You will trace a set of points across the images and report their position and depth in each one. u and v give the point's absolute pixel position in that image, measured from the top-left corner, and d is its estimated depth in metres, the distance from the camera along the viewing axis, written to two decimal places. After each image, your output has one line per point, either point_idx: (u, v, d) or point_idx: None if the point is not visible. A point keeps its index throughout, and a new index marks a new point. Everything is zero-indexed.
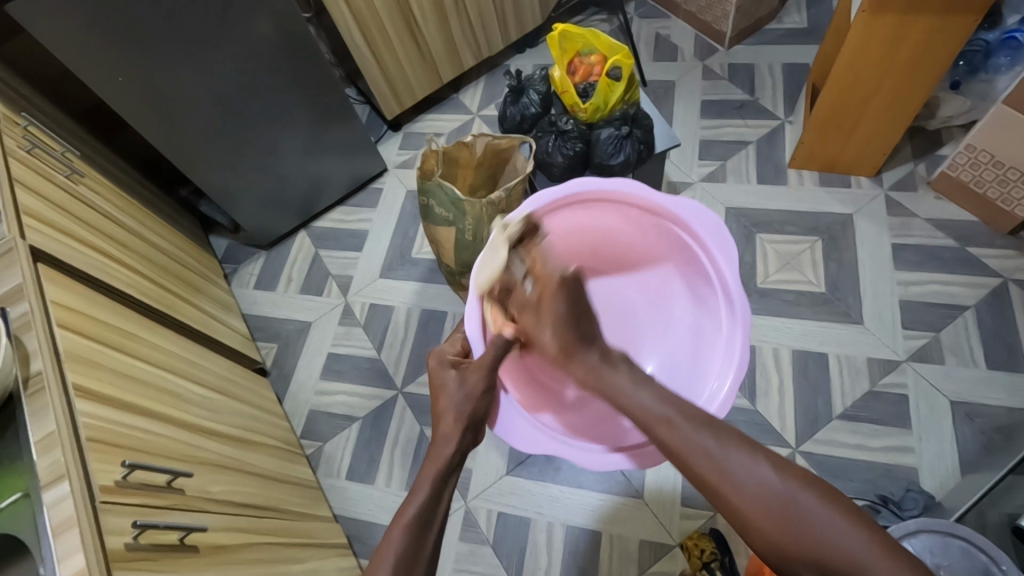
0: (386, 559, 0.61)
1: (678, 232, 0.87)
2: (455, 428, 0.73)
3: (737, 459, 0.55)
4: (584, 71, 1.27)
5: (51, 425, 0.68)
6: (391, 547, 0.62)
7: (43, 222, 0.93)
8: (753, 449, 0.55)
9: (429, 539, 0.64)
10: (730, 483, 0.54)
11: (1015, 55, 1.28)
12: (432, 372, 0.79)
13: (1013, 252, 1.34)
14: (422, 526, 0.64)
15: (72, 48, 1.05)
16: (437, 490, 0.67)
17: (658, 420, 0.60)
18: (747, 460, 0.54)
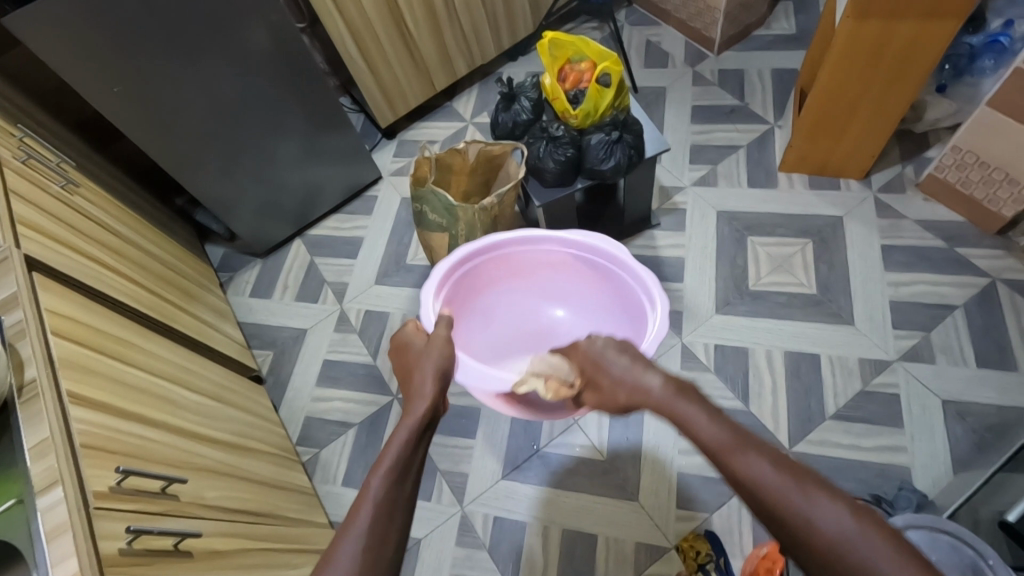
0: (367, 502, 0.61)
1: (548, 241, 1.13)
2: (427, 389, 0.77)
3: (822, 501, 0.51)
4: (574, 79, 1.29)
5: (45, 431, 0.69)
6: (373, 486, 0.63)
7: (37, 231, 0.93)
8: (799, 474, 0.54)
9: (408, 484, 0.65)
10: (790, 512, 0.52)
11: (1000, 58, 1.30)
12: (397, 348, 0.90)
13: (1001, 252, 1.35)
14: (402, 471, 0.65)
15: (68, 61, 1.07)
16: (415, 434, 0.69)
17: (749, 455, 0.56)
18: (823, 502, 0.51)
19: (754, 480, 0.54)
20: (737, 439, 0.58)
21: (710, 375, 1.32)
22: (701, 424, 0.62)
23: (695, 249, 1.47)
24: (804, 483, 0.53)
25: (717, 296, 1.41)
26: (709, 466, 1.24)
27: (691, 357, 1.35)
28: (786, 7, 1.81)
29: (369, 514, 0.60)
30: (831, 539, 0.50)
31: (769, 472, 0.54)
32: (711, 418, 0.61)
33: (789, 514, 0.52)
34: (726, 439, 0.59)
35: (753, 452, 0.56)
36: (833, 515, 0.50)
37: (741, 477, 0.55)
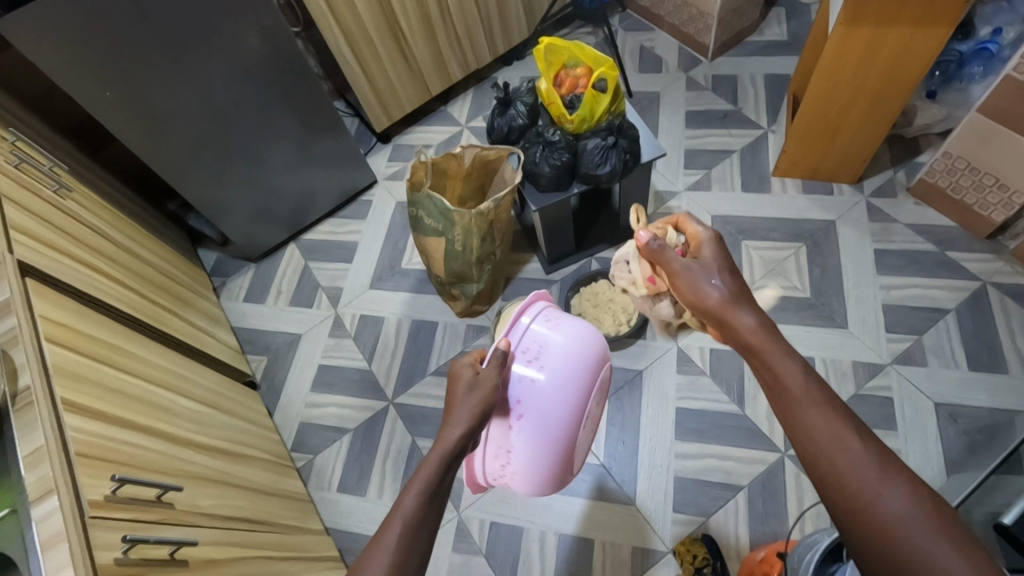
0: (396, 521, 0.63)
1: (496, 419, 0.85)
2: (472, 412, 0.71)
3: (899, 489, 0.55)
4: (570, 83, 1.29)
5: (40, 439, 0.68)
6: (391, 535, 0.62)
7: (30, 236, 0.92)
8: (886, 459, 0.57)
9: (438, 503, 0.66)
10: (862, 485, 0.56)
11: (989, 65, 1.31)
12: (450, 375, 0.75)
13: (991, 255, 1.37)
14: (435, 493, 0.66)
15: (61, 64, 1.06)
16: (440, 474, 0.67)
17: (833, 424, 0.60)
18: (897, 487, 0.55)
19: (835, 445, 0.59)
20: (831, 410, 0.61)
21: (706, 378, 1.33)
22: (794, 378, 0.64)
23: None
24: (888, 471, 0.56)
25: None
26: (706, 469, 1.24)
27: (686, 361, 1.36)
28: (778, 13, 1.82)
29: (380, 565, 0.60)
30: (897, 518, 0.54)
31: (853, 449, 0.58)
32: (806, 375, 0.64)
33: (858, 484, 0.56)
34: (815, 393, 0.63)
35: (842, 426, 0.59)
36: (902, 499, 0.54)
37: (821, 441, 0.60)
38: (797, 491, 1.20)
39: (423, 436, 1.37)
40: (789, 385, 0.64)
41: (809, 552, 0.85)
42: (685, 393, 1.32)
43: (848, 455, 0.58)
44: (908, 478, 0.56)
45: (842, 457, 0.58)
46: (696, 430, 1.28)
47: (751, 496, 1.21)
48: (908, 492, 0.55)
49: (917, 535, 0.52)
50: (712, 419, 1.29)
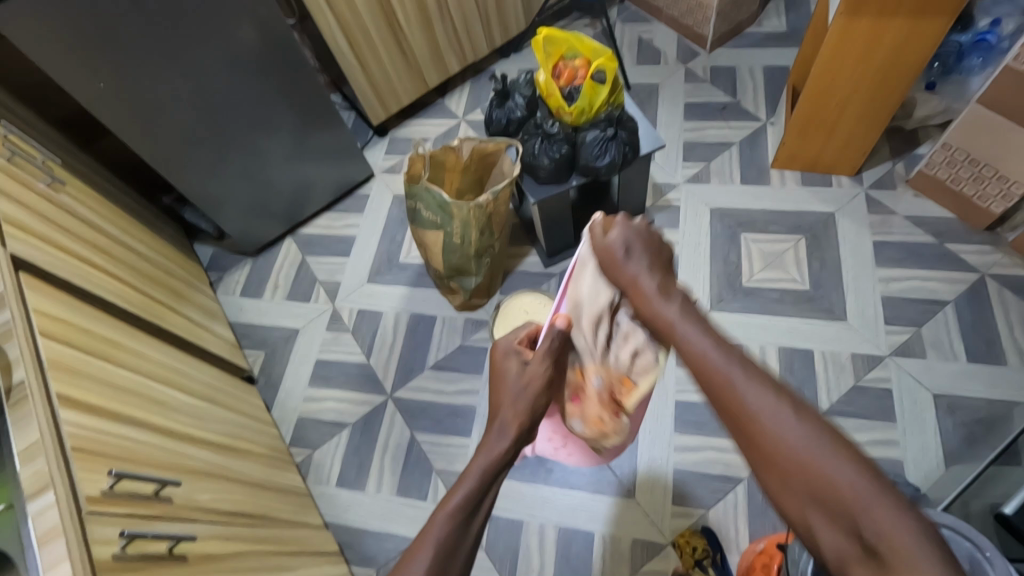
0: (427, 547, 0.60)
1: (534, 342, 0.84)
2: (513, 422, 0.72)
3: (821, 439, 0.50)
4: (568, 75, 1.27)
5: (34, 435, 0.67)
6: (437, 530, 0.61)
7: (22, 229, 0.91)
8: (802, 409, 0.53)
9: (471, 530, 0.64)
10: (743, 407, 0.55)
11: (988, 56, 1.31)
12: (496, 358, 0.79)
13: (989, 247, 1.37)
14: (467, 514, 0.64)
15: (52, 55, 1.04)
16: (486, 477, 0.67)
17: (709, 349, 0.60)
18: (794, 419, 0.52)
19: (733, 385, 0.56)
20: (745, 365, 0.57)
21: None
22: (676, 321, 0.65)
23: (687, 245, 1.48)
24: (766, 390, 0.55)
25: (710, 293, 1.41)
26: (705, 461, 1.24)
27: None
28: (777, 5, 1.81)
29: (426, 560, 0.59)
30: (797, 453, 0.50)
31: (752, 388, 0.55)
32: (720, 342, 0.60)
33: (761, 421, 0.53)
34: (699, 337, 0.62)
35: (756, 377, 0.56)
36: (802, 434, 0.51)
37: (730, 384, 0.56)
38: None
39: (422, 430, 1.36)
40: (687, 335, 0.63)
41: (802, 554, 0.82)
42: (684, 385, 1.32)
43: (757, 404, 0.54)
44: (836, 439, 0.50)
45: (753, 400, 0.54)
46: (695, 423, 1.28)
47: (751, 488, 1.21)
48: (795, 417, 0.52)
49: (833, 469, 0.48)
50: (711, 411, 1.29)
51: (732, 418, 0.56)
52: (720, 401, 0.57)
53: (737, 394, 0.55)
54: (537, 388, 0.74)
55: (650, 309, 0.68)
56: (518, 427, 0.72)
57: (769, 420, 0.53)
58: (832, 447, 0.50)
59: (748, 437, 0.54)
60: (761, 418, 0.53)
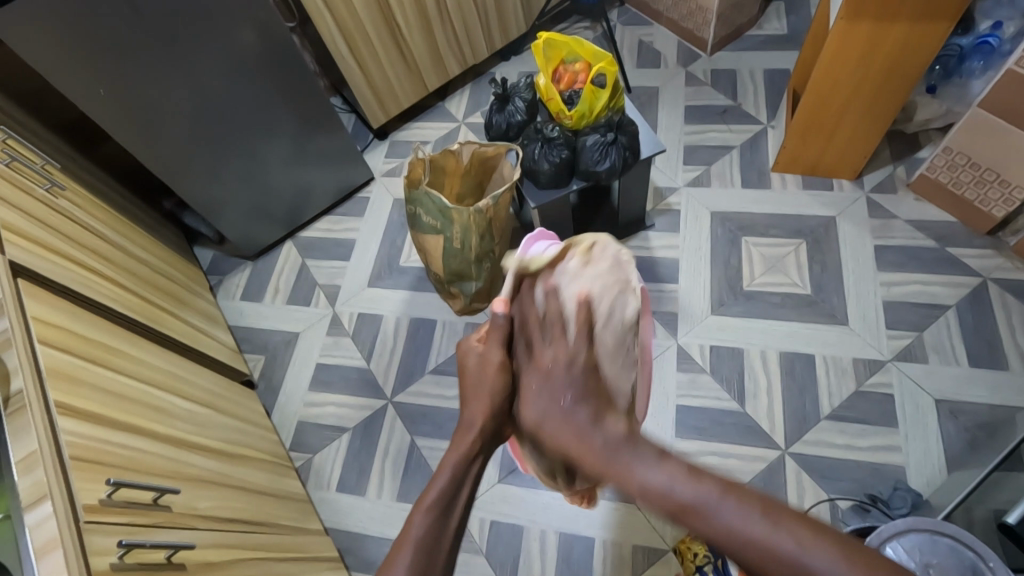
0: (407, 544, 0.59)
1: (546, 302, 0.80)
2: (479, 415, 0.70)
3: (791, 538, 0.43)
4: (568, 79, 1.29)
5: (33, 444, 0.66)
6: (417, 527, 0.61)
7: (21, 237, 0.91)
8: (734, 491, 0.47)
9: (452, 520, 0.63)
10: (728, 534, 0.45)
11: (988, 59, 1.30)
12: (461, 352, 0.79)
13: (991, 251, 1.36)
14: (445, 505, 0.63)
15: (51, 61, 1.04)
16: (461, 469, 0.66)
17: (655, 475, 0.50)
18: (728, 504, 0.46)
19: (686, 508, 0.47)
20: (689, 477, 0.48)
21: (706, 376, 1.32)
22: (644, 467, 0.51)
23: (688, 249, 1.47)
24: (731, 496, 0.46)
25: (711, 297, 1.41)
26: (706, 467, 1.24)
27: (687, 358, 1.35)
28: (777, 7, 1.81)
29: (409, 557, 0.59)
30: (792, 573, 0.43)
31: (728, 510, 0.46)
32: (654, 458, 0.51)
33: (749, 546, 0.44)
34: (662, 476, 0.49)
35: (701, 494, 0.47)
36: (814, 555, 0.42)
37: (704, 511, 0.46)
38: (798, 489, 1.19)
39: (422, 435, 1.36)
40: (648, 476, 0.50)
41: None
42: (685, 390, 1.32)
43: (716, 510, 0.46)
44: (791, 514, 0.45)
45: (720, 517, 0.46)
46: (696, 428, 1.28)
47: None
48: (762, 515, 0.45)
49: (822, 567, 0.42)
50: (713, 416, 1.28)
51: (691, 528, 0.48)
52: (673, 517, 0.48)
53: (728, 530, 0.45)
54: (500, 375, 0.72)
55: (580, 441, 0.56)
56: (489, 418, 0.70)
57: (756, 539, 0.44)
58: (810, 538, 0.43)
59: (752, 575, 0.44)
60: (738, 534, 0.45)
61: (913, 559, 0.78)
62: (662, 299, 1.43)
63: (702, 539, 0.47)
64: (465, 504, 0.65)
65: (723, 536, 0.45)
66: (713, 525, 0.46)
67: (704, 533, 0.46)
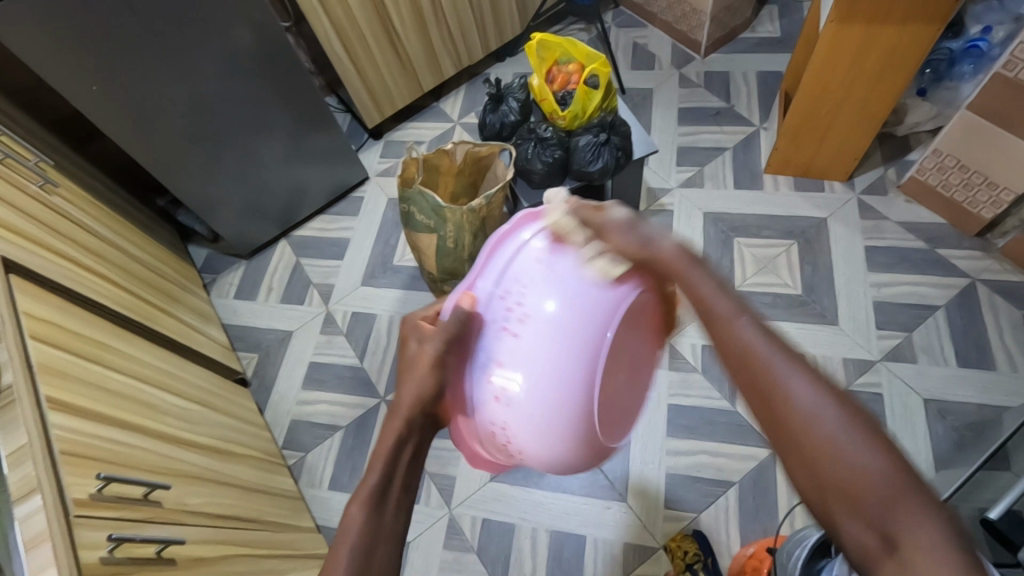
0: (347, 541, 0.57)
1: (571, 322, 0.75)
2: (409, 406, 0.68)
3: (854, 432, 0.45)
4: (562, 80, 1.30)
5: (23, 438, 0.67)
6: (352, 525, 0.58)
7: (13, 232, 0.91)
8: (837, 392, 0.48)
9: (390, 511, 0.61)
10: (804, 418, 0.47)
11: (978, 63, 1.32)
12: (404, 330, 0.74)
13: (979, 253, 1.38)
14: (380, 500, 0.61)
15: (44, 58, 1.04)
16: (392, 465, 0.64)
17: (735, 326, 0.55)
18: (823, 398, 0.47)
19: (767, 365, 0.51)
20: (773, 345, 0.52)
21: (697, 375, 1.33)
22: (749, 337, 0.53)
23: None
24: (799, 367, 0.50)
25: None
26: (696, 465, 1.25)
27: (678, 358, 1.36)
28: (770, 11, 1.83)
29: (346, 558, 0.56)
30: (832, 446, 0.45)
31: (805, 389, 0.48)
32: (764, 335, 0.53)
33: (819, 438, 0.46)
34: (758, 346, 0.52)
35: (790, 362, 0.50)
36: (843, 427, 0.46)
37: (782, 386, 0.49)
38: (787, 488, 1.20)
39: None
40: (738, 340, 0.53)
41: (798, 548, 0.84)
42: (676, 389, 1.32)
43: (797, 393, 0.48)
44: (881, 433, 0.45)
45: (789, 388, 0.49)
46: (687, 427, 1.28)
47: (742, 492, 1.21)
48: (838, 410, 0.47)
49: (847, 446, 0.45)
50: (704, 415, 1.29)
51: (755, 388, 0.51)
52: (738, 372, 0.52)
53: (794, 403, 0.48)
54: (433, 371, 0.70)
55: (725, 324, 0.55)
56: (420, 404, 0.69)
57: (808, 403, 0.48)
58: (865, 437, 0.45)
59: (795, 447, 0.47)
60: (809, 416, 0.47)
61: None
62: None
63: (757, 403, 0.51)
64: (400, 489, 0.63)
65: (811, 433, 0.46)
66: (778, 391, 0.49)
67: (773, 400, 0.49)
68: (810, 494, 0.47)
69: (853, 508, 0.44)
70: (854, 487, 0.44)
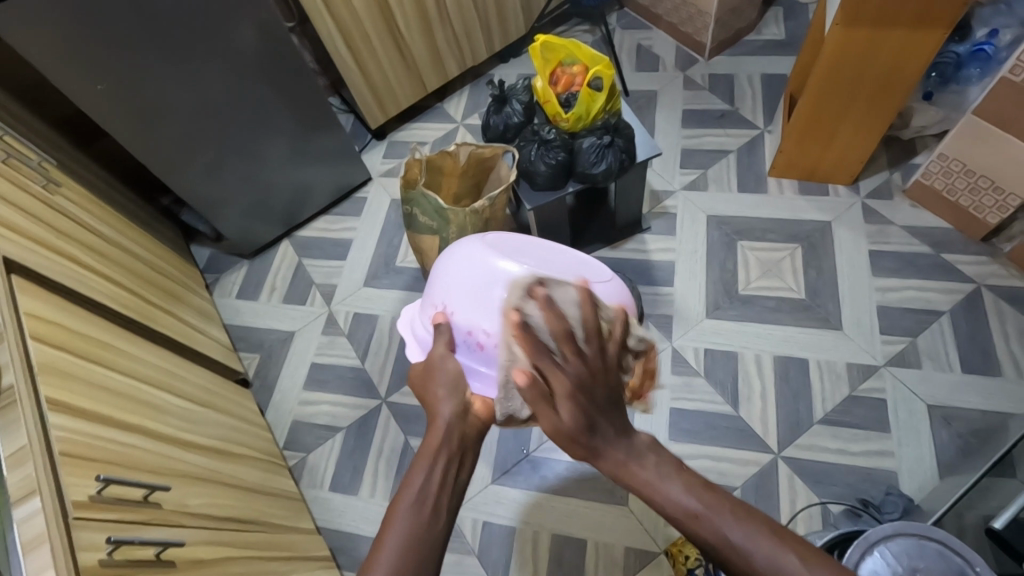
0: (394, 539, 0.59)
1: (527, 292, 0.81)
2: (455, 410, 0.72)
3: (798, 559, 0.54)
4: (566, 82, 1.29)
5: (23, 439, 0.66)
6: (401, 523, 0.61)
7: (16, 232, 0.91)
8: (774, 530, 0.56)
9: (441, 510, 0.63)
10: (739, 556, 0.55)
11: (986, 67, 1.30)
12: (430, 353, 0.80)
13: (985, 258, 1.37)
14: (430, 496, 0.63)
15: (47, 58, 1.04)
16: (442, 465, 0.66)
17: (661, 487, 0.60)
18: (768, 544, 0.55)
19: (722, 549, 0.56)
20: (716, 500, 0.58)
21: (700, 379, 1.33)
22: (655, 483, 0.60)
23: (684, 253, 1.48)
24: (736, 517, 0.57)
25: (707, 301, 1.41)
26: (698, 470, 1.24)
27: (681, 361, 1.35)
28: (776, 13, 1.82)
29: (394, 553, 0.58)
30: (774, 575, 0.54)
31: (745, 537, 0.56)
32: (677, 482, 0.60)
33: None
34: (691, 504, 0.58)
35: (722, 515, 0.57)
36: (773, 555, 0.54)
37: (730, 540, 0.56)
38: (790, 493, 1.20)
39: (416, 435, 1.36)
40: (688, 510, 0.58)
41: None
42: (679, 393, 1.32)
43: (743, 542, 0.55)
44: (799, 544, 0.55)
45: (728, 536, 0.56)
46: (690, 431, 1.28)
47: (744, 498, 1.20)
48: (790, 555, 0.54)
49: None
50: (706, 419, 1.28)
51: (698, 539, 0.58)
52: (685, 527, 0.58)
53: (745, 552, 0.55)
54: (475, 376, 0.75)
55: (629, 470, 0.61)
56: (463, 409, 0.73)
57: (760, 555, 0.55)
58: (802, 562, 0.54)
59: None
60: (749, 557, 0.55)
61: (901, 564, 0.76)
62: (657, 302, 1.43)
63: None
64: (450, 489, 0.65)
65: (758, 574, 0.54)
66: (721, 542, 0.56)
67: (709, 544, 0.57)
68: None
69: None
70: None
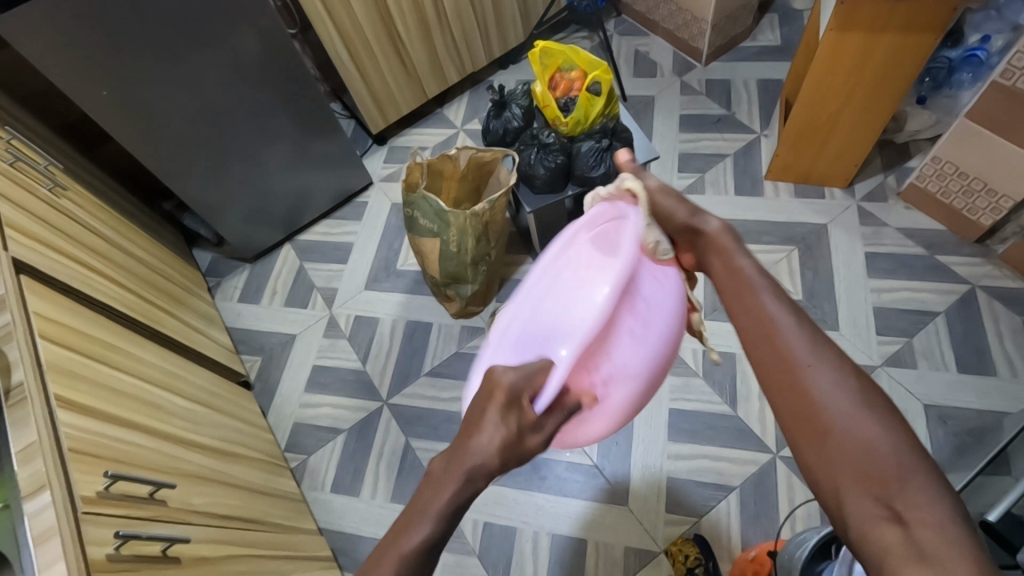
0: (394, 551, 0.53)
1: None
2: None
3: (868, 412, 0.47)
4: (565, 87, 1.32)
5: (32, 435, 0.67)
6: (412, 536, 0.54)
7: (24, 234, 0.93)
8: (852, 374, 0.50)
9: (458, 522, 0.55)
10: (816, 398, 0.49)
11: (977, 71, 1.33)
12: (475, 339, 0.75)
13: (979, 259, 1.39)
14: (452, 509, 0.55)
15: (54, 63, 1.05)
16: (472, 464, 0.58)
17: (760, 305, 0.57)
18: (835, 380, 0.49)
19: (788, 344, 0.53)
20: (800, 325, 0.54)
21: (698, 379, 1.34)
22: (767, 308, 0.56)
23: None
24: (822, 354, 0.51)
25: (704, 302, 1.43)
26: (698, 470, 1.25)
27: (679, 362, 1.37)
28: (771, 20, 1.84)
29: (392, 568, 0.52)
30: (835, 420, 0.48)
31: (824, 372, 0.50)
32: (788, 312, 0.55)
33: (829, 416, 0.48)
34: (788, 326, 0.54)
35: (808, 345, 0.52)
36: (842, 395, 0.48)
37: (806, 366, 0.51)
38: (788, 491, 1.21)
39: (417, 436, 1.37)
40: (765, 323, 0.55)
41: (800, 548, 0.86)
42: (678, 394, 1.33)
43: (817, 380, 0.50)
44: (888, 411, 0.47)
45: (805, 364, 0.51)
46: (688, 431, 1.29)
47: (743, 498, 1.21)
48: (854, 397, 0.48)
49: (849, 423, 0.47)
50: (705, 419, 1.30)
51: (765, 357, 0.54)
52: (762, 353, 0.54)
53: (816, 395, 0.49)
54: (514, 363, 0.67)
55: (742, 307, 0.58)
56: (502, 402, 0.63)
57: (828, 395, 0.49)
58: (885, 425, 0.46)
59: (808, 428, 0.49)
60: (819, 398, 0.49)
61: None
62: None
63: (775, 370, 0.52)
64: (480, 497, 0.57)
65: (814, 404, 0.49)
66: (797, 371, 0.51)
67: (779, 360, 0.53)
68: (821, 477, 0.47)
69: (864, 486, 0.45)
70: (860, 455, 0.45)
